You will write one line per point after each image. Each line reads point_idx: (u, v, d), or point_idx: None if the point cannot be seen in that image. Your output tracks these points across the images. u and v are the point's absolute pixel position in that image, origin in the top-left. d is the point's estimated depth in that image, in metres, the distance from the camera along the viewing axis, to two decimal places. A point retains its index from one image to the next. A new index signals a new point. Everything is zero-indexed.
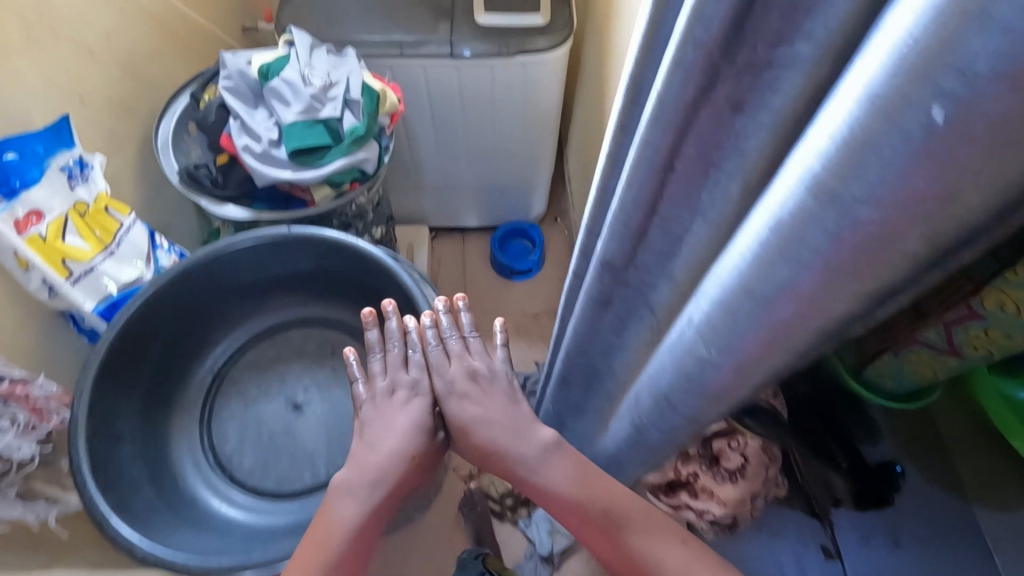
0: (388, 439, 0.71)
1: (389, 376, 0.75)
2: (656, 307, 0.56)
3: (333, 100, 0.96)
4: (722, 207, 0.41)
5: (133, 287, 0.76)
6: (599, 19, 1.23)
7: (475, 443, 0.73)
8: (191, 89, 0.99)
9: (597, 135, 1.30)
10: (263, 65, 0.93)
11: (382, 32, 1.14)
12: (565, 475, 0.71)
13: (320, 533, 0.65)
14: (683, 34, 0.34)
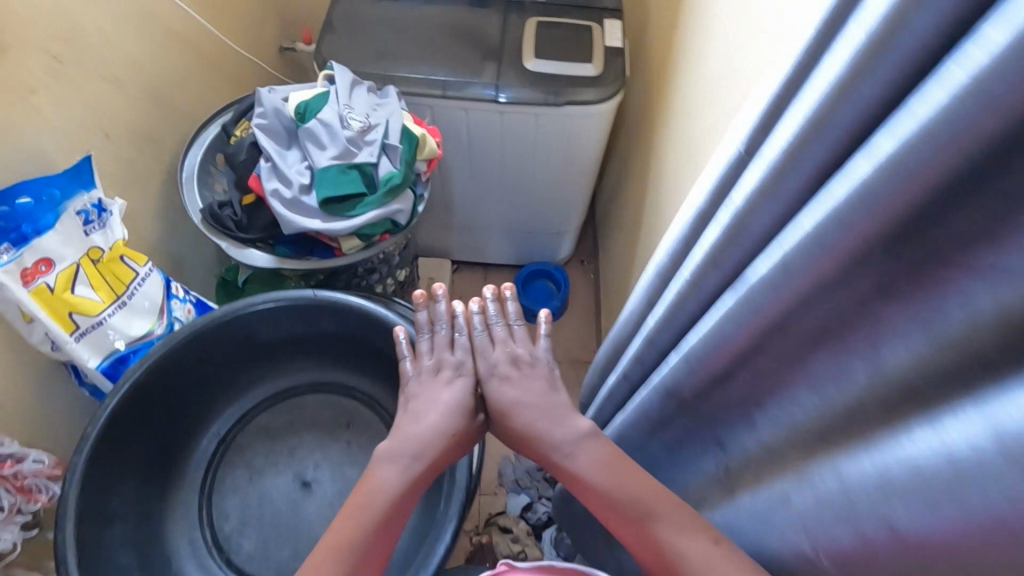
0: (429, 420, 0.66)
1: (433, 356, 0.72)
2: (729, 449, 0.50)
3: (371, 144, 0.91)
4: (844, 393, 0.35)
5: (142, 342, 0.70)
6: (651, 71, 1.18)
7: (512, 427, 0.66)
8: (222, 121, 0.94)
9: (639, 188, 1.25)
10: (300, 104, 0.88)
11: (426, 72, 1.09)
12: (595, 457, 0.60)
13: (360, 500, 0.59)
14: (831, 214, 0.30)
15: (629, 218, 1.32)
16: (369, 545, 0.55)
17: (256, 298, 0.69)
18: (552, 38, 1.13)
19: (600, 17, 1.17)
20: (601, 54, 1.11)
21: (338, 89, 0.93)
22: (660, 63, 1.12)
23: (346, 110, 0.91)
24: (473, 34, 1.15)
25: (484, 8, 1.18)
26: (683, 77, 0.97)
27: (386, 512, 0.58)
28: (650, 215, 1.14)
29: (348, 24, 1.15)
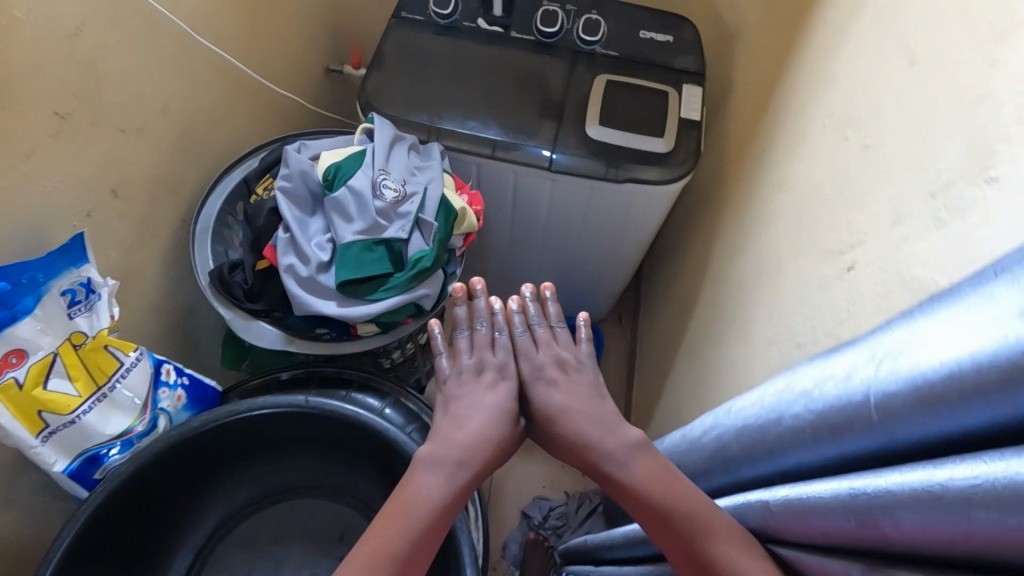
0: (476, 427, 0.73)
1: (476, 355, 0.82)
2: None
3: (403, 217, 0.81)
4: None
5: (119, 440, 0.63)
6: (730, 147, 1.05)
7: (558, 431, 0.76)
8: (248, 168, 0.86)
9: (698, 270, 1.13)
10: (330, 167, 0.79)
11: (477, 125, 0.99)
12: (646, 470, 0.66)
13: (406, 503, 0.64)
14: None
15: (681, 298, 1.20)
16: (414, 548, 0.61)
17: (250, 407, 0.63)
18: (621, 102, 1.00)
19: (678, 80, 1.03)
20: (674, 127, 0.98)
21: (375, 149, 0.83)
22: (744, 143, 0.99)
23: (381, 176, 0.81)
24: (535, 85, 1.03)
25: (549, 56, 1.05)
26: (772, 174, 0.84)
27: (433, 516, 0.64)
28: (707, 309, 1.03)
29: (400, 58, 1.05)
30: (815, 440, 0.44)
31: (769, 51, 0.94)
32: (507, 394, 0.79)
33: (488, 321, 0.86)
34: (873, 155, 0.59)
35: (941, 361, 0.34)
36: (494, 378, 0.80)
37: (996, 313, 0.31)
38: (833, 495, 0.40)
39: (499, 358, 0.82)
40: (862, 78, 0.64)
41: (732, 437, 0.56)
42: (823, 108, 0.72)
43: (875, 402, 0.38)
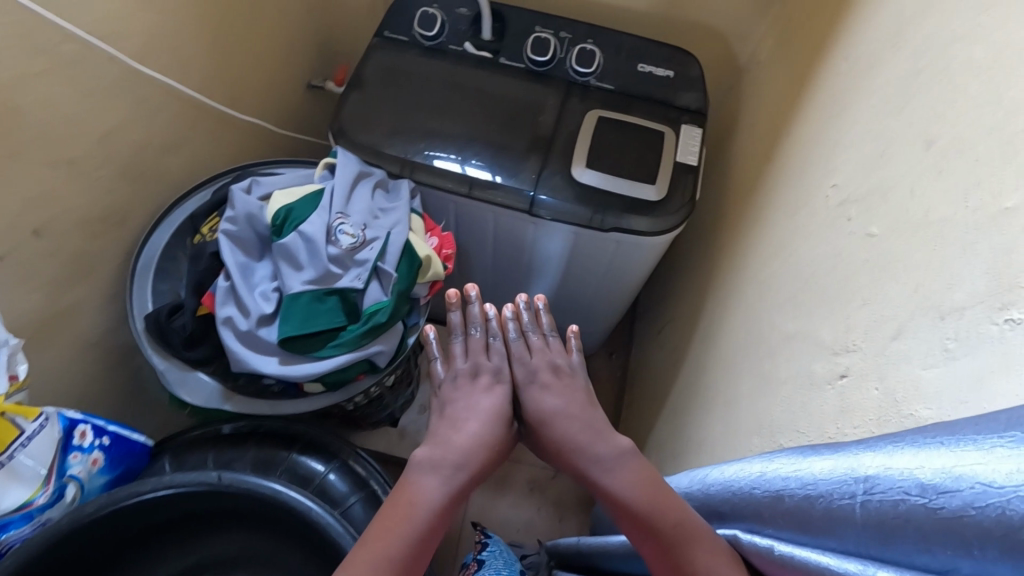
0: (471, 427, 0.74)
1: (470, 359, 0.83)
2: None
3: (360, 265, 0.75)
4: None
5: (17, 513, 0.57)
6: (728, 195, 0.97)
7: (550, 436, 0.75)
8: (202, 198, 0.81)
9: (686, 323, 1.05)
10: (281, 209, 0.72)
11: (458, 160, 0.92)
12: (636, 481, 0.64)
13: (402, 509, 0.61)
14: None
15: (667, 350, 1.12)
16: (414, 555, 0.58)
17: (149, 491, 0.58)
18: (612, 141, 0.93)
19: (677, 119, 0.96)
20: (667, 173, 0.91)
21: (335, 189, 0.77)
22: (742, 193, 0.91)
23: (339, 220, 0.75)
24: (521, 118, 0.96)
25: (540, 86, 0.98)
26: (768, 235, 0.77)
27: (429, 523, 0.61)
28: (690, 371, 0.96)
29: (380, 82, 0.98)
30: (813, 512, 0.40)
31: (776, 99, 0.86)
32: (501, 399, 0.79)
33: (484, 327, 0.86)
34: (876, 247, 0.51)
35: (953, 482, 0.30)
36: (490, 381, 0.80)
37: (1007, 465, 0.27)
38: (831, 565, 0.36)
39: (494, 362, 0.82)
40: (870, 152, 0.57)
41: (730, 497, 0.53)
42: (825, 177, 0.64)
43: (878, 496, 0.34)
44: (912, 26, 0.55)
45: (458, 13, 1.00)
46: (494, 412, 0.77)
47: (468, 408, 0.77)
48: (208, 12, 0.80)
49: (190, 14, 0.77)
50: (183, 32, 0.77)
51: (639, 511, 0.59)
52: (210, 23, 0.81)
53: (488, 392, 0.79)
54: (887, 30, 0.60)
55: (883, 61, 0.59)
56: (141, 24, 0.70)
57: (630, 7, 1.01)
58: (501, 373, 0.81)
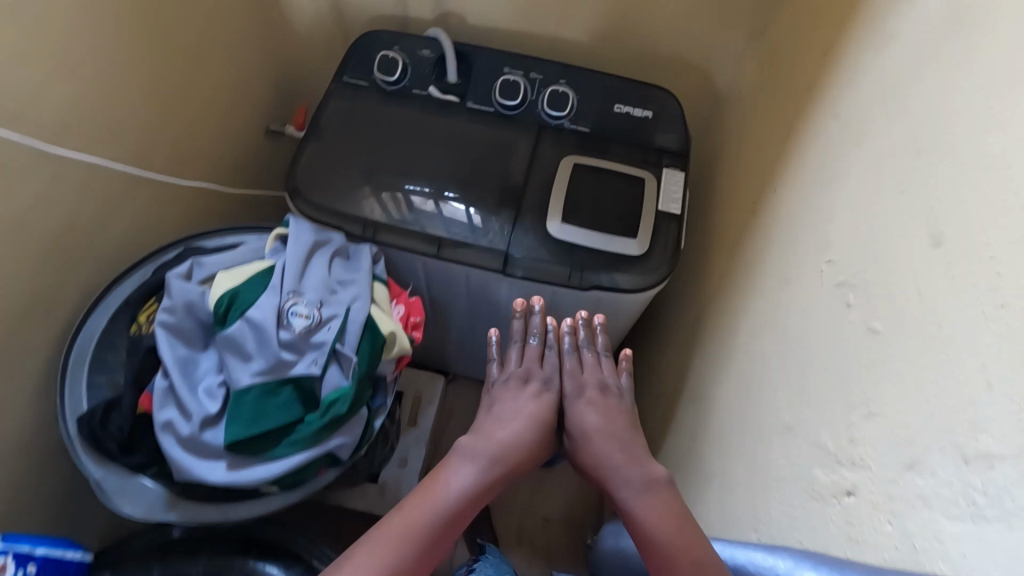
0: (511, 428, 0.71)
1: (523, 364, 0.79)
2: None
3: (317, 348, 0.68)
4: None
5: None
6: (710, 243, 0.92)
7: (586, 454, 0.70)
8: (146, 273, 0.74)
9: (670, 375, 0.99)
10: (225, 294, 0.65)
11: (432, 197, 0.87)
12: (659, 511, 0.59)
13: (432, 488, 0.62)
14: None
15: (651, 400, 1.06)
16: (426, 540, 0.56)
17: None
18: (590, 192, 0.87)
19: (657, 163, 0.90)
20: (649, 223, 0.85)
21: (286, 265, 0.70)
22: (727, 243, 0.86)
23: (291, 300, 0.68)
24: (492, 167, 0.89)
25: (511, 131, 0.92)
26: (758, 299, 0.71)
27: (443, 520, 0.59)
28: (680, 431, 0.90)
29: (341, 134, 0.91)
30: None
31: (760, 145, 0.81)
32: (547, 408, 0.74)
33: (541, 337, 0.81)
34: (881, 348, 0.46)
35: None
36: (540, 387, 0.76)
37: None
38: None
39: (548, 369, 0.78)
40: (867, 231, 0.51)
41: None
42: (818, 248, 0.59)
43: None
44: (908, 93, 0.50)
45: (420, 54, 0.93)
46: (537, 417, 0.73)
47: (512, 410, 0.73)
48: (124, 73, 0.73)
49: (104, 79, 0.70)
50: (95, 99, 0.70)
51: (659, 547, 0.55)
52: (131, 85, 0.74)
53: (536, 398, 0.75)
54: (880, 92, 0.54)
55: (879, 126, 0.53)
56: (43, 99, 0.62)
57: (603, 44, 0.95)
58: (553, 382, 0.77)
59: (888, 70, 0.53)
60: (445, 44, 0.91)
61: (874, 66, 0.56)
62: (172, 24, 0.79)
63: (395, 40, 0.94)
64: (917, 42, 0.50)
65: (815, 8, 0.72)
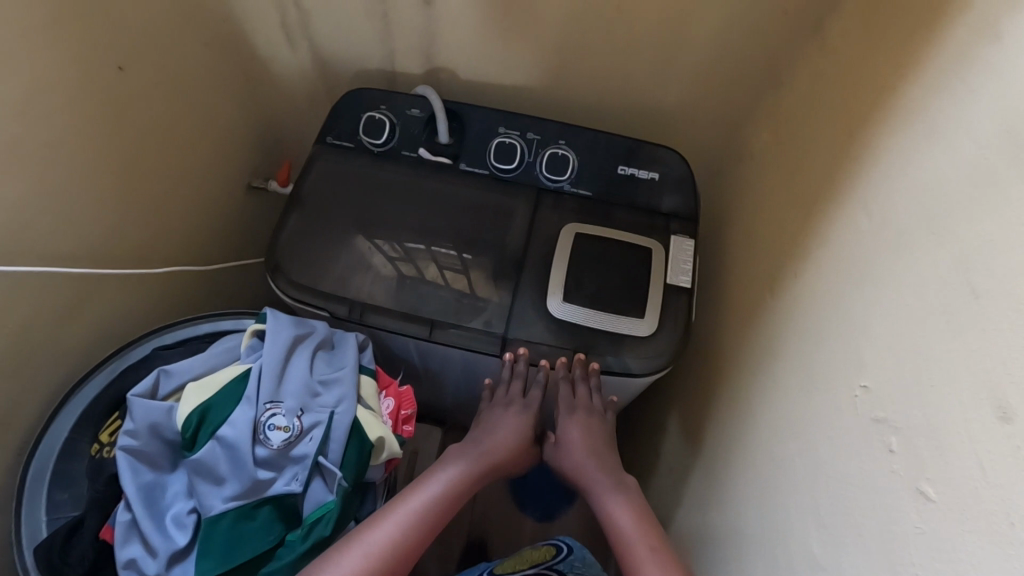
0: (500, 448, 0.76)
1: (510, 393, 0.79)
2: None
3: (298, 462, 0.62)
4: None
5: None
6: (721, 313, 0.86)
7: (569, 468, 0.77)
8: (114, 370, 0.67)
9: (675, 449, 0.93)
10: (194, 412, 0.59)
11: (425, 255, 0.81)
12: (638, 526, 0.64)
13: (414, 493, 0.65)
14: None
15: (656, 471, 1.00)
16: (409, 542, 0.60)
17: None
18: (594, 263, 0.81)
19: (664, 229, 0.84)
20: (657, 299, 0.79)
21: (262, 370, 0.64)
22: (739, 318, 0.80)
23: (268, 411, 0.62)
24: (486, 235, 0.83)
25: (507, 194, 0.85)
26: (776, 398, 0.65)
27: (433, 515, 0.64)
28: (689, 518, 0.84)
29: (325, 201, 0.85)
30: None
31: (775, 218, 0.75)
32: (528, 429, 0.78)
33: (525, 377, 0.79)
34: (935, 520, 0.40)
35: None
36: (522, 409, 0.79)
37: None
38: None
39: (532, 398, 0.79)
40: (908, 365, 0.45)
41: None
42: (848, 365, 0.53)
43: None
44: (952, 213, 0.44)
45: (409, 114, 0.87)
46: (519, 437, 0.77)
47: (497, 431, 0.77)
48: (74, 157, 0.67)
49: (49, 171, 0.64)
50: (41, 194, 0.64)
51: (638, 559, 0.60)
52: (82, 169, 0.68)
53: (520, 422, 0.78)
54: (914, 200, 0.48)
55: (916, 240, 0.47)
56: None
57: (605, 100, 0.89)
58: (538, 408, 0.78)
59: (925, 178, 0.47)
60: (434, 104, 0.84)
61: (907, 167, 0.50)
62: (133, 98, 0.73)
63: (382, 99, 0.87)
64: (960, 156, 0.44)
65: (835, 78, 0.66)
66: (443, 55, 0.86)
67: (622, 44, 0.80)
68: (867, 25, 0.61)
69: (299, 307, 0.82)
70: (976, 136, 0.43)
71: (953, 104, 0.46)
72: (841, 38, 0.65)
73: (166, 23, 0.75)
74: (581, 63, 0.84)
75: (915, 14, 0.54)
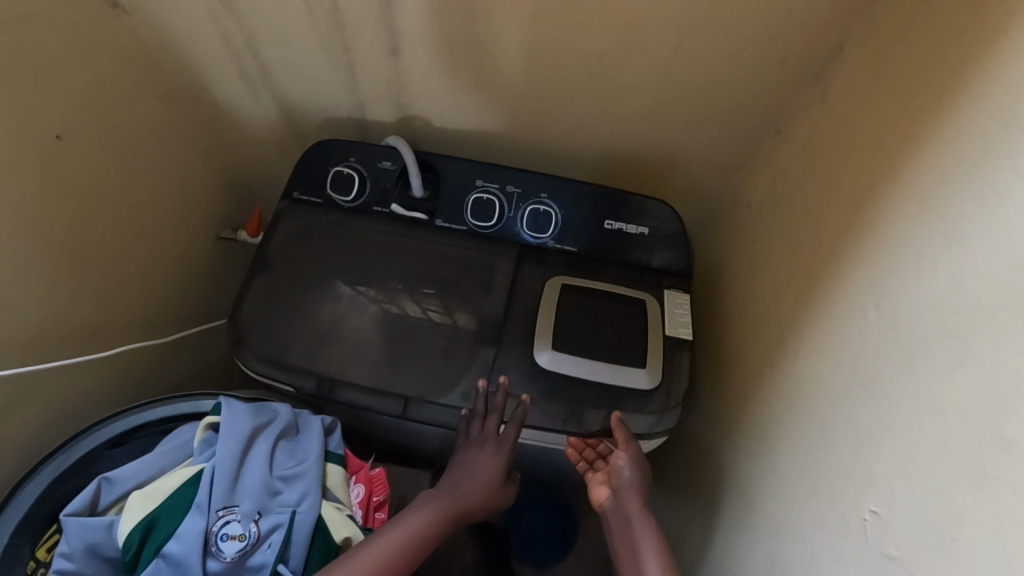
0: (472, 491, 0.67)
1: (480, 431, 0.70)
2: None
3: (256, 571, 0.57)
4: None
5: None
6: (715, 374, 0.80)
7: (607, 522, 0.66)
8: (61, 466, 0.61)
9: (667, 512, 0.88)
10: (137, 528, 0.55)
11: (405, 294, 0.78)
12: None
13: (389, 528, 0.60)
14: None
15: None
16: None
17: None
18: (589, 315, 0.75)
19: (657, 285, 0.80)
20: (658, 352, 0.73)
21: (214, 472, 0.58)
22: (735, 385, 0.74)
23: (222, 518, 0.57)
24: (465, 299, 0.78)
25: (487, 253, 0.80)
26: (775, 494, 0.60)
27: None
28: None
29: (293, 261, 0.79)
30: None
31: (771, 284, 0.69)
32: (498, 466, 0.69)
33: (497, 415, 0.70)
34: None
35: None
36: (497, 449, 0.70)
37: None
38: None
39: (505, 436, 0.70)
40: (926, 504, 0.39)
41: None
42: (854, 481, 0.47)
43: None
44: (982, 336, 0.38)
45: (380, 166, 0.81)
46: (486, 478, 0.68)
47: (465, 476, 0.68)
48: (14, 241, 0.61)
49: None
50: None
51: None
52: (22, 253, 0.62)
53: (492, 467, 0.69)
54: (932, 309, 0.42)
55: (931, 358, 0.42)
56: None
57: (592, 148, 0.83)
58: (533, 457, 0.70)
59: (946, 288, 0.41)
60: (406, 158, 0.78)
61: (923, 266, 0.44)
62: (78, 168, 0.67)
63: (351, 151, 0.81)
64: (984, 274, 0.38)
65: (837, 142, 0.60)
66: (415, 104, 0.80)
67: (609, 95, 0.74)
68: (872, 87, 0.55)
69: (263, 381, 0.76)
70: (1011, 250, 0.36)
71: (975, 207, 0.40)
72: (847, 98, 0.59)
73: (112, 82, 0.69)
74: (563, 113, 0.78)
75: (928, 86, 0.48)
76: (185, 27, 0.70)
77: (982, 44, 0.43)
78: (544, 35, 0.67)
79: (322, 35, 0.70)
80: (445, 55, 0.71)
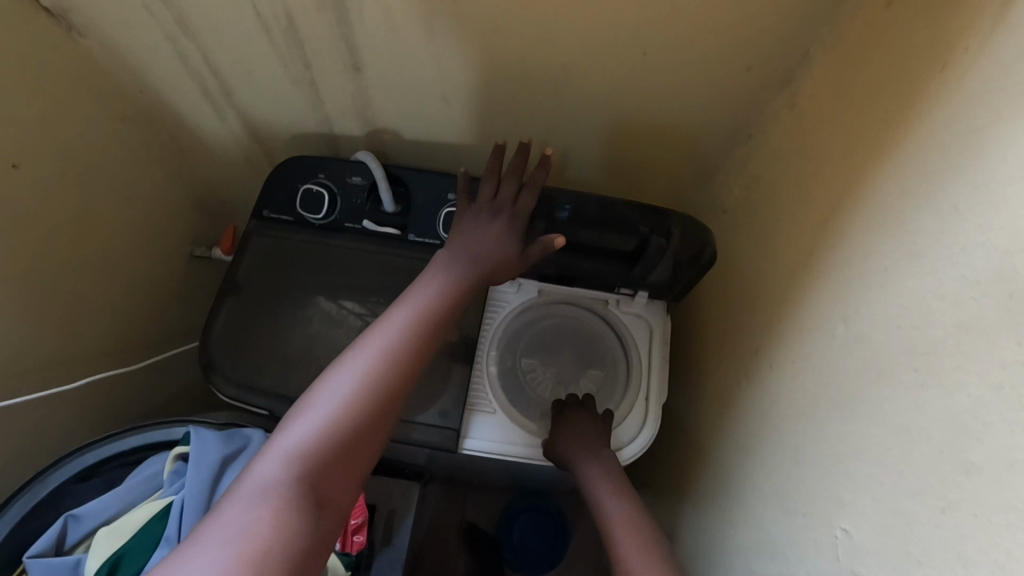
0: (483, 255, 0.66)
1: (498, 198, 0.69)
2: None
3: None
4: None
5: None
6: (693, 379, 0.80)
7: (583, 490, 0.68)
8: (32, 498, 0.60)
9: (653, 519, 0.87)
10: (103, 565, 0.54)
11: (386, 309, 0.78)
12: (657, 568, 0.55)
13: (397, 314, 0.58)
14: None
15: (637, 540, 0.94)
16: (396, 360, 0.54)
17: None
18: None
19: None
20: None
21: (183, 504, 0.57)
22: (714, 391, 0.73)
23: None
24: None
25: None
26: (754, 507, 0.59)
27: (394, 370, 0.53)
28: None
29: (264, 281, 0.78)
30: None
31: (745, 289, 0.69)
32: (512, 235, 0.68)
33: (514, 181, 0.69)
34: None
35: None
36: (512, 219, 0.68)
37: None
38: None
39: (520, 207, 0.68)
40: (890, 525, 0.39)
41: None
42: (825, 496, 0.47)
43: None
44: (943, 356, 0.37)
45: (350, 182, 0.79)
46: (498, 245, 0.67)
47: (474, 241, 0.67)
48: None
49: None
50: None
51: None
52: None
53: (507, 230, 0.67)
54: (896, 327, 0.42)
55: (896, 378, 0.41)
56: None
57: (562, 154, 0.82)
58: (545, 252, 0.66)
59: (907, 306, 0.41)
60: (376, 174, 0.77)
61: (885, 282, 0.44)
62: (37, 201, 0.66)
63: (320, 167, 0.80)
64: (945, 295, 0.38)
65: (805, 149, 0.59)
66: (381, 117, 0.78)
67: (576, 103, 0.72)
68: (837, 94, 0.55)
69: (237, 404, 0.75)
70: (970, 268, 0.36)
71: (933, 224, 0.40)
72: (814, 104, 0.58)
73: (68, 109, 0.68)
74: (532, 121, 0.76)
75: (890, 95, 0.47)
76: (141, 49, 0.69)
77: (939, 53, 0.42)
78: (507, 48, 0.65)
79: (281, 53, 0.68)
80: (407, 69, 0.70)
